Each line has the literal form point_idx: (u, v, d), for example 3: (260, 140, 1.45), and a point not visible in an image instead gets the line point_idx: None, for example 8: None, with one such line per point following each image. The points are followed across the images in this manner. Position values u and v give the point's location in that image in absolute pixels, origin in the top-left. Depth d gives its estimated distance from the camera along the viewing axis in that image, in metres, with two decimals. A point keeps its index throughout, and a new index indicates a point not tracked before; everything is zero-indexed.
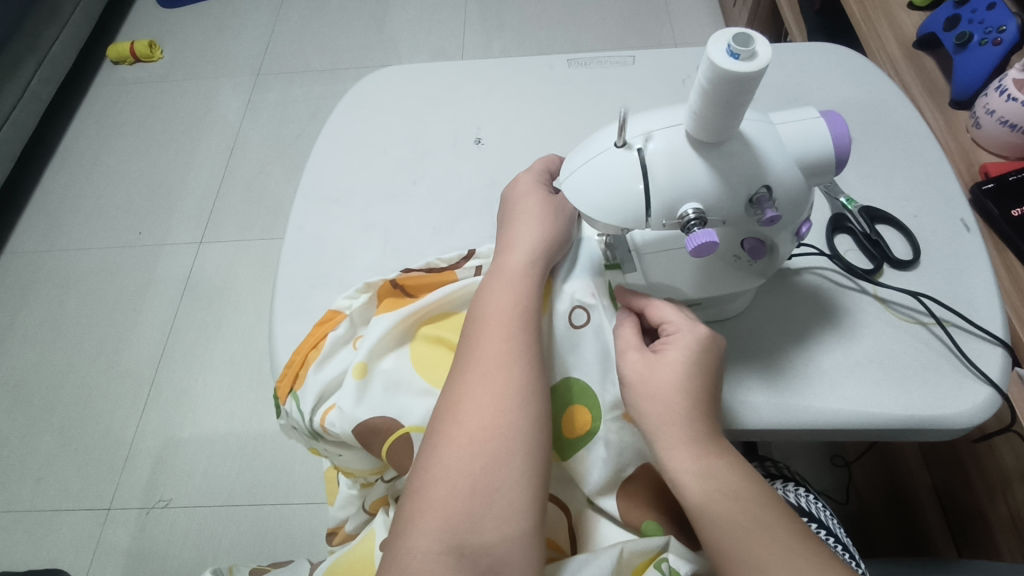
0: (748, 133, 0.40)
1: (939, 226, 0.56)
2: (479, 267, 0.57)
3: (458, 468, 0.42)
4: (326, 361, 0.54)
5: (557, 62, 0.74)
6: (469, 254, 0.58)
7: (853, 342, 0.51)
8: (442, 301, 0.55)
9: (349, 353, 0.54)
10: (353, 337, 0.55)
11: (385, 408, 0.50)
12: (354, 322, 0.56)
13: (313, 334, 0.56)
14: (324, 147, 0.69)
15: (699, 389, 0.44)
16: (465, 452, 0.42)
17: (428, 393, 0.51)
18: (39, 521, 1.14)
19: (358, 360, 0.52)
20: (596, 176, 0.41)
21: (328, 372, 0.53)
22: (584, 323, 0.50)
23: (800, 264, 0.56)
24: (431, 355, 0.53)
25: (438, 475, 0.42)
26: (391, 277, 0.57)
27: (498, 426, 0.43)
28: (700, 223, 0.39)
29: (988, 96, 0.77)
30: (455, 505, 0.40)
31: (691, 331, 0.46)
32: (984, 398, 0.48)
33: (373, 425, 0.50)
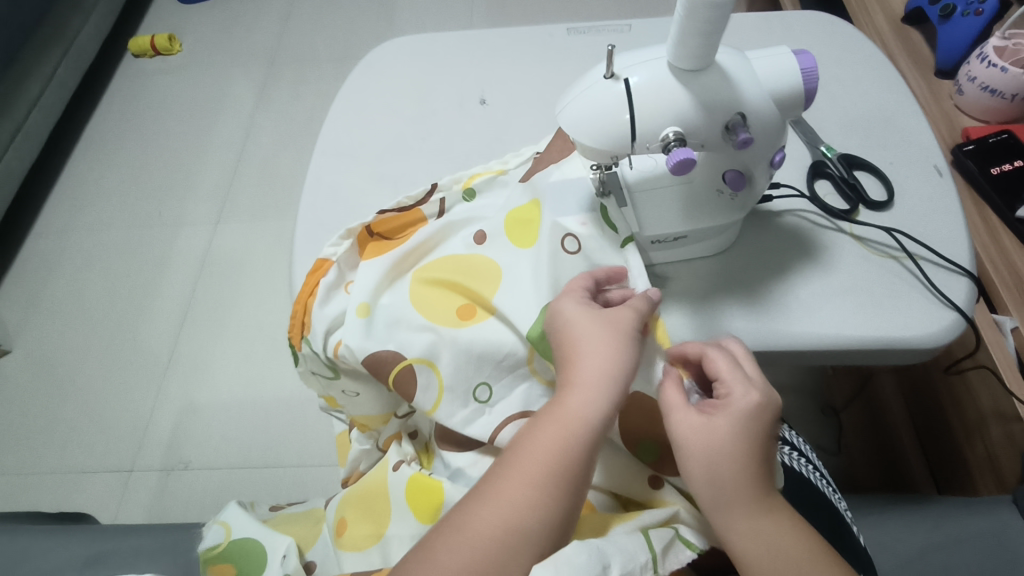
0: (725, 64, 0.44)
1: (914, 172, 0.60)
2: (443, 201, 0.61)
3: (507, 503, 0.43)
4: (325, 304, 0.58)
5: (557, 30, 0.78)
6: (432, 188, 0.61)
7: (830, 275, 0.55)
8: (424, 243, 0.58)
9: (344, 296, 0.59)
10: (343, 282, 0.60)
11: (387, 341, 0.54)
12: (342, 268, 0.60)
13: (307, 284, 0.60)
14: (339, 109, 0.74)
15: (749, 457, 0.43)
16: (517, 491, 0.43)
17: (428, 328, 0.54)
18: (65, 482, 1.20)
19: (359, 300, 0.56)
20: (588, 105, 0.45)
21: (330, 313, 0.58)
22: (576, 250, 0.54)
23: (782, 207, 0.60)
24: (427, 292, 0.56)
25: (483, 518, 0.42)
26: (366, 224, 0.60)
27: (553, 480, 0.43)
28: (680, 143, 0.44)
29: (970, 64, 0.80)
30: (489, 550, 0.41)
31: (748, 395, 0.45)
32: (948, 321, 0.52)
33: (379, 358, 0.53)
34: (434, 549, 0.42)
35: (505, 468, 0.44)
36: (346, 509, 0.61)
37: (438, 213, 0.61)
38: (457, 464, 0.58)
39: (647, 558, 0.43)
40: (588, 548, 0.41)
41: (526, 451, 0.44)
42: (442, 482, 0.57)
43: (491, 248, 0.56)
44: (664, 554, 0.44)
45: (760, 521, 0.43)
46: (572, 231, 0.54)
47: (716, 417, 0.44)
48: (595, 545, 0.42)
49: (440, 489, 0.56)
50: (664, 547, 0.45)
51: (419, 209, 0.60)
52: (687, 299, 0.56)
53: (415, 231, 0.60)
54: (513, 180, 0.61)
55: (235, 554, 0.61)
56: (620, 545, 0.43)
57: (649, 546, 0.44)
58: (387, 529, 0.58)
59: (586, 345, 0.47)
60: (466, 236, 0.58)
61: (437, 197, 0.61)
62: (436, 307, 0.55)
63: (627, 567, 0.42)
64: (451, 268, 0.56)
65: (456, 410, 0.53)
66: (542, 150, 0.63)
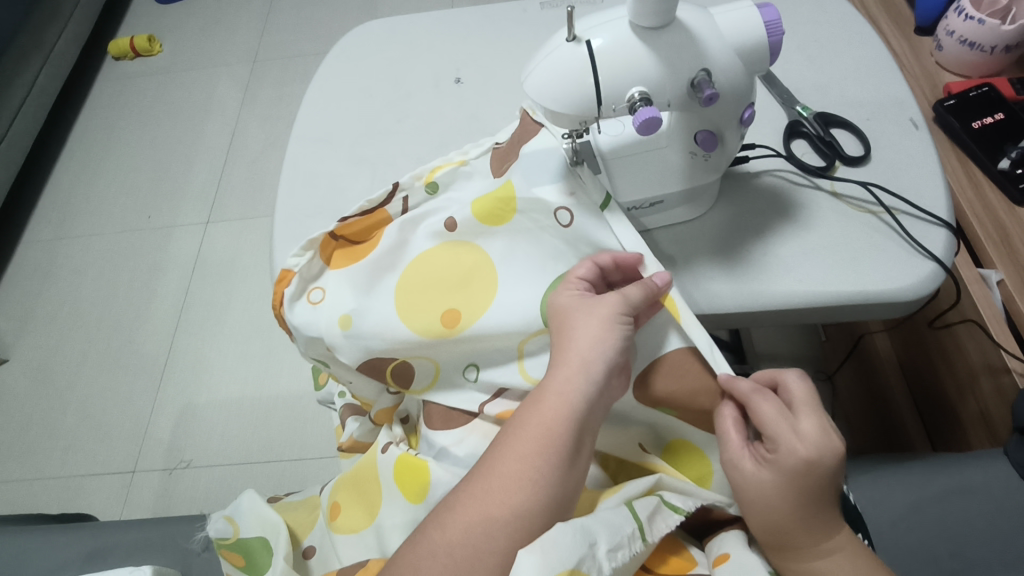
0: (687, 21, 0.44)
1: (890, 126, 0.60)
2: (405, 200, 0.58)
3: (490, 501, 0.44)
4: (296, 317, 0.58)
5: (530, 6, 0.77)
6: (392, 188, 0.58)
7: (808, 232, 0.55)
8: (393, 245, 0.57)
9: (311, 305, 0.58)
10: (309, 290, 0.59)
11: (374, 348, 0.56)
12: (304, 277, 0.59)
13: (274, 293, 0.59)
14: (313, 96, 0.74)
15: (803, 508, 0.44)
16: (500, 486, 0.44)
17: (410, 338, 0.55)
18: (69, 487, 1.20)
19: (339, 312, 0.56)
20: (552, 69, 0.44)
21: (300, 325, 0.58)
22: (571, 222, 0.54)
23: (760, 167, 0.59)
24: (405, 297, 0.56)
25: (473, 501, 0.44)
26: (329, 230, 0.58)
27: (538, 470, 0.44)
28: (645, 103, 0.43)
29: (948, 18, 0.79)
30: (475, 533, 0.43)
31: (794, 448, 0.43)
32: (926, 272, 0.52)
33: (371, 363, 0.57)
34: (432, 532, 0.44)
35: (492, 458, 0.46)
36: (339, 494, 0.61)
37: (401, 213, 0.58)
38: (441, 443, 0.58)
39: (634, 528, 0.43)
40: (572, 527, 0.41)
41: (515, 441, 0.46)
42: (428, 461, 0.57)
43: (470, 242, 0.56)
44: (650, 522, 0.44)
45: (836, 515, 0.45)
46: (567, 203, 0.54)
47: (765, 467, 0.44)
48: (579, 522, 0.42)
49: (426, 468, 0.56)
50: (650, 514, 0.44)
51: (383, 210, 0.58)
52: (666, 263, 0.56)
53: (383, 234, 0.58)
54: (478, 171, 0.58)
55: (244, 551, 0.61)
56: (605, 519, 0.43)
57: (635, 517, 0.44)
58: (379, 511, 0.57)
59: (570, 340, 0.48)
60: (435, 228, 0.57)
61: (400, 195, 0.58)
62: (417, 308, 0.55)
63: (614, 541, 0.42)
64: (433, 271, 0.56)
65: (447, 393, 0.58)
66: (502, 138, 0.59)
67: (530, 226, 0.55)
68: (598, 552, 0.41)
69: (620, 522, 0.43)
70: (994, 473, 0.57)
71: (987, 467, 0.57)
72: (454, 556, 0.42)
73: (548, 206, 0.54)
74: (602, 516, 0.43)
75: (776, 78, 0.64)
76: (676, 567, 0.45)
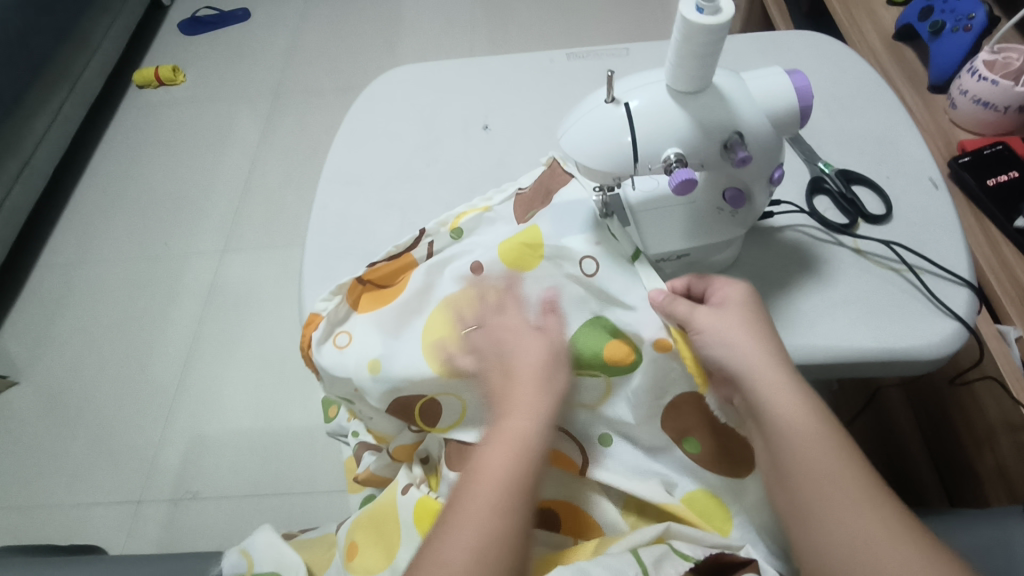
0: (721, 86, 0.45)
1: (911, 185, 0.61)
2: (431, 245, 0.60)
3: (452, 556, 0.45)
4: (323, 361, 0.57)
5: (558, 57, 0.80)
6: (419, 235, 0.60)
7: (831, 288, 0.56)
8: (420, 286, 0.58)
9: (336, 349, 0.58)
10: (335, 334, 0.59)
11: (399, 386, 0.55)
12: (331, 321, 0.59)
13: (303, 337, 0.60)
14: (343, 138, 0.75)
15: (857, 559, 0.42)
16: (459, 540, 0.46)
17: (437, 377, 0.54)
18: (74, 515, 1.19)
19: (368, 355, 0.56)
20: (590, 129, 0.46)
21: (328, 368, 0.57)
22: (595, 272, 0.54)
23: (783, 222, 0.61)
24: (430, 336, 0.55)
25: (436, 558, 0.46)
26: (357, 275, 0.60)
27: (500, 505, 0.47)
28: (681, 164, 0.45)
29: (962, 78, 0.82)
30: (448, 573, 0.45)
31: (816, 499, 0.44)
32: (950, 330, 0.52)
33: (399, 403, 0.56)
34: None
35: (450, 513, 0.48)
36: (357, 534, 0.61)
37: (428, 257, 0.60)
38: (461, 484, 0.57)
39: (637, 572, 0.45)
40: None
41: (473, 484, 0.49)
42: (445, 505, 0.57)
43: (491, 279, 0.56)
44: (656, 568, 0.46)
45: (850, 484, 0.44)
46: (592, 253, 0.54)
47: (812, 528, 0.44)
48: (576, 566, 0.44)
49: None
50: (656, 561, 0.46)
51: (409, 254, 0.60)
52: None
53: (409, 276, 0.59)
54: (501, 216, 0.60)
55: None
56: (606, 565, 0.45)
57: (639, 562, 0.45)
58: (397, 553, 0.58)
59: (512, 391, 0.52)
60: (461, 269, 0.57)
61: (425, 241, 0.60)
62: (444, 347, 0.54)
63: None
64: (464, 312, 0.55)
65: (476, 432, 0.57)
66: (526, 185, 0.61)
67: (556, 274, 0.55)
68: None
69: (622, 566, 0.45)
70: None
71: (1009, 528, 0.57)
72: None
73: (573, 255, 0.54)
74: (603, 561, 0.45)
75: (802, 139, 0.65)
76: None
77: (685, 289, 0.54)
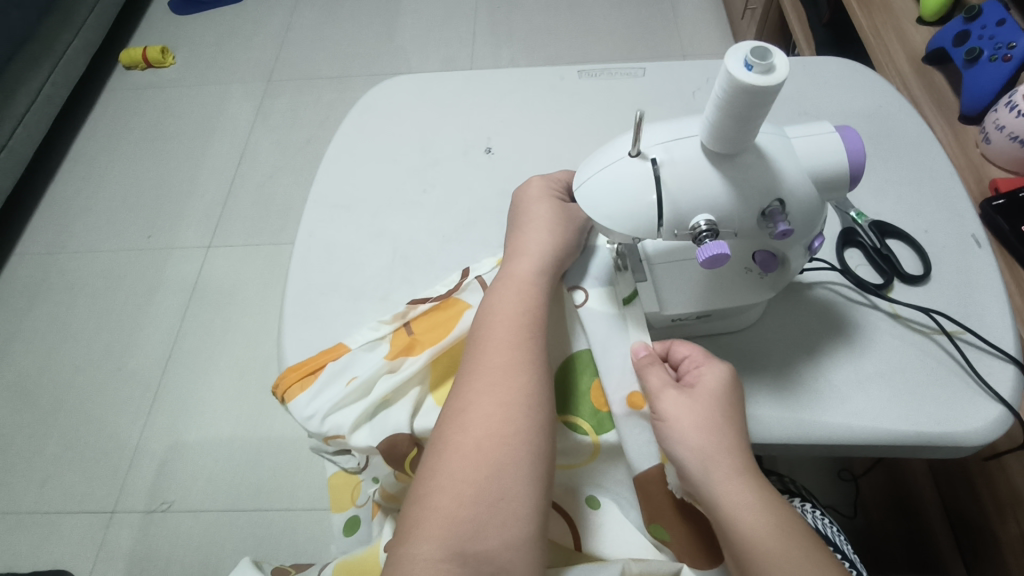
0: (763, 145, 0.40)
1: (951, 241, 0.56)
2: (478, 277, 0.58)
3: (463, 477, 0.43)
4: (326, 391, 0.53)
5: (568, 73, 0.74)
6: (465, 272, 0.58)
7: (864, 357, 0.51)
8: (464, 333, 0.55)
9: (345, 384, 0.53)
10: (347, 369, 0.54)
11: (404, 421, 0.51)
12: (357, 353, 0.54)
13: (313, 359, 0.55)
14: (333, 156, 0.69)
15: None
16: (471, 459, 0.43)
17: None
18: (42, 524, 1.14)
19: (383, 387, 0.52)
20: (610, 186, 0.41)
21: (326, 402, 0.52)
22: (584, 301, 0.53)
23: (811, 279, 0.56)
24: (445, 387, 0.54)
25: (452, 475, 0.43)
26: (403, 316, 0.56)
27: (504, 422, 0.45)
28: (712, 234, 0.39)
29: (999, 112, 0.76)
30: (460, 511, 0.42)
31: None
32: (993, 415, 0.48)
33: (394, 443, 0.50)
34: (419, 514, 0.42)
35: (453, 430, 0.45)
36: None
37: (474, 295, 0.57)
38: None
39: None
40: None
41: (469, 388, 0.47)
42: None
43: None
44: None
45: None
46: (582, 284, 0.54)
47: None
48: None
49: None
50: None
51: (459, 299, 0.56)
52: None
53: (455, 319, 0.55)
54: None
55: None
56: None
57: None
58: None
59: (503, 295, 0.51)
60: None
61: (475, 284, 0.57)
62: None
63: None
64: None
65: None
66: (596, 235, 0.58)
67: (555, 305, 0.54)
68: None
69: None
70: None
71: None
72: (448, 532, 0.41)
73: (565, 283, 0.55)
74: None
75: (849, 203, 0.59)
76: None
77: (664, 353, 0.50)
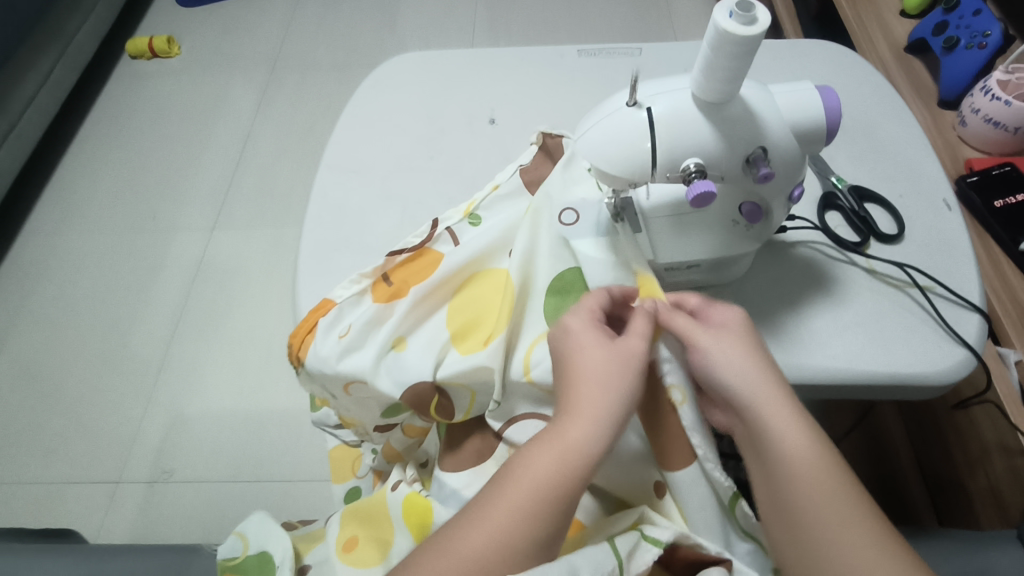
0: (749, 97, 0.44)
1: (923, 206, 0.60)
2: (448, 228, 0.60)
3: (558, 495, 0.42)
4: (327, 344, 0.56)
5: (568, 52, 0.78)
6: (434, 223, 0.61)
7: (843, 307, 0.55)
8: (453, 275, 0.57)
9: (341, 336, 0.56)
10: (341, 323, 0.57)
11: (427, 370, 0.54)
12: (344, 308, 0.57)
13: (307, 320, 0.58)
14: (345, 125, 0.73)
15: None
16: (570, 477, 0.42)
17: (466, 361, 0.54)
18: (47, 493, 1.17)
19: (390, 334, 0.56)
20: (610, 132, 0.45)
21: (328, 355, 0.55)
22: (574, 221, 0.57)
23: (795, 238, 0.60)
24: (463, 337, 0.55)
25: (546, 487, 0.42)
26: (382, 268, 0.59)
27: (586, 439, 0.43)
28: (700, 175, 0.43)
29: (974, 95, 0.81)
30: (545, 526, 0.41)
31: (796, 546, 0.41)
32: (960, 358, 0.52)
33: (418, 389, 0.54)
34: (502, 520, 0.41)
35: (554, 442, 0.43)
36: (350, 530, 0.61)
37: (447, 243, 0.60)
38: (453, 485, 0.57)
39: (615, 564, 0.43)
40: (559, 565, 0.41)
41: (581, 398, 0.44)
42: (432, 502, 0.57)
43: (493, 264, 0.58)
44: (631, 557, 0.44)
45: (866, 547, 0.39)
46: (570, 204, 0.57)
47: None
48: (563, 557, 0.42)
49: (430, 510, 0.57)
50: (630, 550, 0.44)
51: (432, 248, 0.59)
52: None
53: (434, 266, 0.58)
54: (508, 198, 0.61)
55: (247, 566, 0.60)
56: (588, 555, 0.43)
57: (616, 552, 0.43)
58: (391, 547, 0.58)
59: (620, 312, 0.47)
60: (478, 256, 0.58)
61: (444, 232, 0.60)
62: (472, 336, 0.55)
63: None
64: (484, 307, 0.56)
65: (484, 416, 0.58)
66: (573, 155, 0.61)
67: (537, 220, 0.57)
68: None
69: (602, 558, 0.43)
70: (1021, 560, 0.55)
71: (1008, 555, 0.56)
72: (527, 538, 0.41)
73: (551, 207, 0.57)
74: (586, 551, 0.43)
75: (829, 168, 0.63)
76: None
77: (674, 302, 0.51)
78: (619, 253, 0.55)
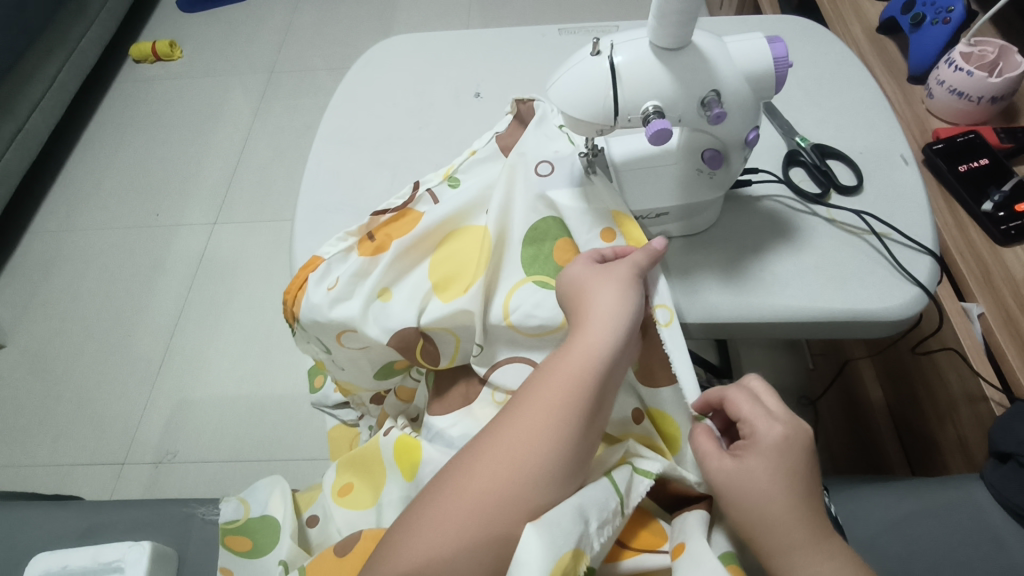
0: (703, 45, 0.48)
1: (882, 161, 0.64)
2: (428, 189, 0.62)
3: (512, 457, 0.46)
4: (317, 298, 0.58)
5: (550, 30, 0.82)
6: (416, 185, 0.62)
7: (802, 252, 0.59)
8: (433, 230, 0.60)
9: (330, 289, 0.58)
10: (329, 279, 0.59)
11: (411, 317, 0.57)
12: (332, 265, 0.60)
13: (298, 277, 0.60)
14: (338, 102, 0.77)
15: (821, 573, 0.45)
16: (525, 439, 0.46)
17: (448, 309, 0.57)
18: (55, 475, 1.20)
19: (377, 287, 0.59)
20: (575, 80, 0.48)
21: (318, 309, 0.58)
22: (549, 172, 0.60)
23: (761, 192, 0.63)
24: (445, 288, 0.58)
25: (500, 449, 0.46)
26: (366, 227, 0.60)
27: (560, 408, 0.47)
28: (658, 116, 0.47)
29: (939, 69, 0.84)
30: (500, 485, 0.45)
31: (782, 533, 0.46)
32: (911, 295, 0.55)
33: (404, 335, 0.58)
34: (464, 480, 0.46)
35: (516, 411, 0.48)
36: (344, 475, 0.64)
37: (427, 202, 0.61)
38: (438, 425, 0.60)
39: (616, 502, 0.46)
40: (570, 508, 0.44)
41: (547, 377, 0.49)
42: (420, 440, 0.61)
43: (471, 221, 0.61)
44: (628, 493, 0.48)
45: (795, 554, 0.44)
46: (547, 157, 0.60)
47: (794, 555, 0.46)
48: (574, 504, 0.44)
49: (418, 447, 0.60)
50: (627, 487, 0.48)
51: (412, 208, 0.61)
52: (671, 271, 0.59)
53: (416, 224, 0.60)
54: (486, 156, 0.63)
55: (254, 527, 0.61)
56: (593, 495, 0.46)
57: (616, 490, 0.47)
58: (382, 489, 0.61)
59: (589, 309, 0.50)
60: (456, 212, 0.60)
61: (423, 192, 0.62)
62: (454, 286, 0.58)
63: (602, 516, 0.45)
64: (465, 260, 0.59)
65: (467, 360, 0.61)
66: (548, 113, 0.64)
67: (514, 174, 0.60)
68: (590, 529, 0.44)
69: (605, 497, 0.46)
70: (970, 493, 0.58)
71: (964, 488, 0.58)
72: (486, 496, 0.45)
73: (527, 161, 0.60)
74: (589, 492, 0.46)
75: (793, 130, 0.67)
76: (649, 537, 0.49)
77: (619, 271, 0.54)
78: (594, 200, 0.58)
